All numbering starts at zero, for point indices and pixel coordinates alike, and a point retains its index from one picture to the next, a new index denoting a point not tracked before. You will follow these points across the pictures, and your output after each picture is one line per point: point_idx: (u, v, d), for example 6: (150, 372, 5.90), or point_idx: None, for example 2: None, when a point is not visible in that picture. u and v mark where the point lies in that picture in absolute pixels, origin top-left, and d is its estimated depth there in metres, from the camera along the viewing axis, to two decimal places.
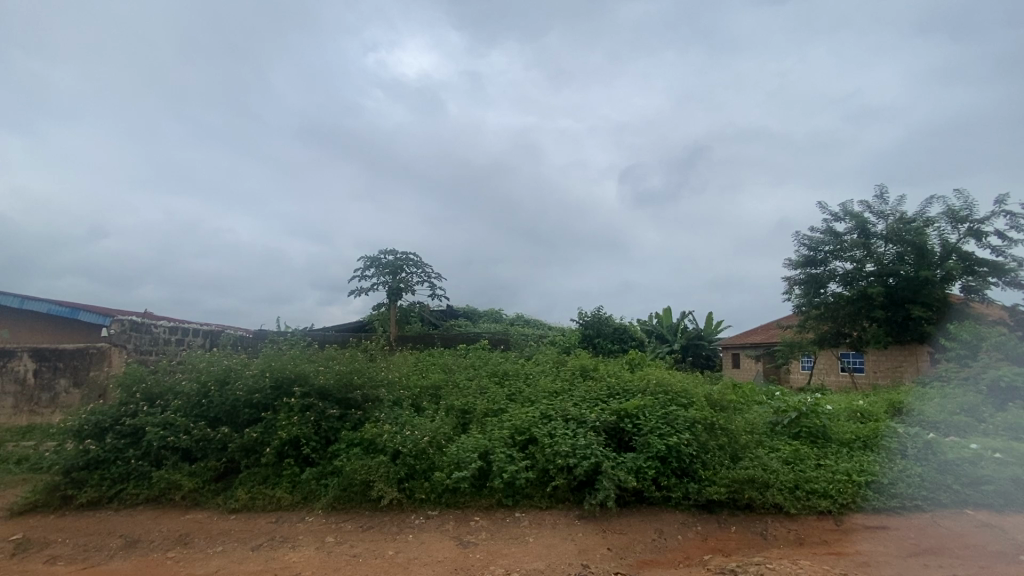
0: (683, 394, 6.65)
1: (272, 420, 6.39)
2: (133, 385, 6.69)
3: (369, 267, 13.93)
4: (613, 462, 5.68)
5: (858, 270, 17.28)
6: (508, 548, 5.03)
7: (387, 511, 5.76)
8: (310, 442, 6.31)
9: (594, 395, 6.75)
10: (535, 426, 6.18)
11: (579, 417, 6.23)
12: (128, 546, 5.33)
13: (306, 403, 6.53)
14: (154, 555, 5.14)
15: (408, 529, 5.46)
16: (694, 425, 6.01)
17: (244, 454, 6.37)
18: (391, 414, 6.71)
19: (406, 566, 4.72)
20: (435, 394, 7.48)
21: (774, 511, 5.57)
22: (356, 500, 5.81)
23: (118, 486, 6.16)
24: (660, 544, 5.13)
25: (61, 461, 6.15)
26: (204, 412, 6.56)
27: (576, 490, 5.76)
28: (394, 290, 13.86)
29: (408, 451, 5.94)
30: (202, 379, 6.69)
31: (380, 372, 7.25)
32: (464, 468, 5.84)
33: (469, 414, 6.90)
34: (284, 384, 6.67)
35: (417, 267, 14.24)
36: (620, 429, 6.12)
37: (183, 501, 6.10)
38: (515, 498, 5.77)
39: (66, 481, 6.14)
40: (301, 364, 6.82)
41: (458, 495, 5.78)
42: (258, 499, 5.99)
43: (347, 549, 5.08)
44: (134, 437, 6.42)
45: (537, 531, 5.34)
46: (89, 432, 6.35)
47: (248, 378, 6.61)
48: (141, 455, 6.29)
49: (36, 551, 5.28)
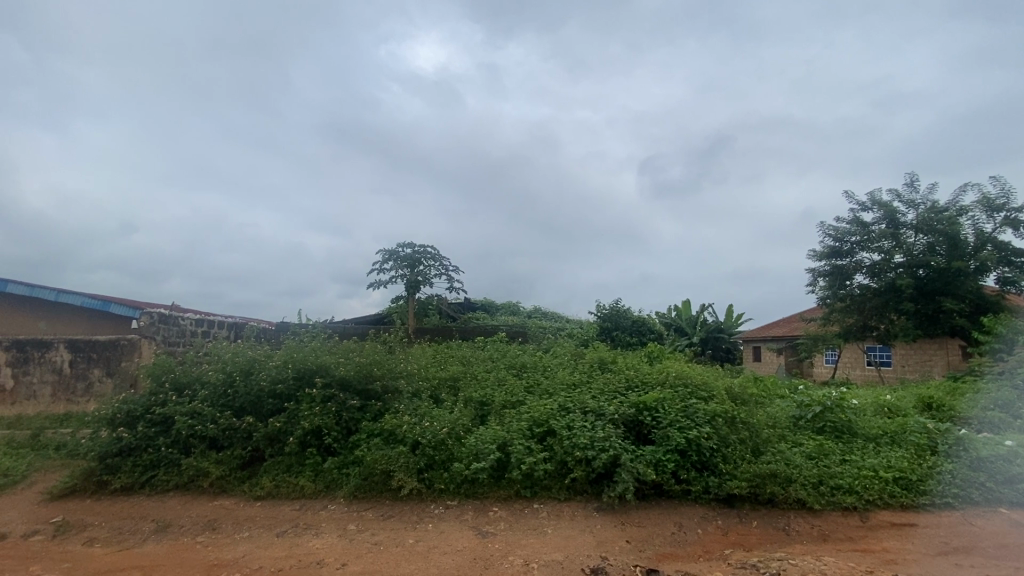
0: (703, 387, 6.59)
1: (294, 410, 6.53)
2: (162, 375, 6.90)
3: (387, 261, 14.05)
4: (632, 454, 5.66)
5: (886, 261, 16.77)
6: (526, 539, 5.05)
7: (406, 500, 5.83)
8: (332, 432, 6.42)
9: (613, 388, 6.73)
10: (553, 419, 6.19)
11: (598, 409, 6.21)
12: (160, 530, 5.52)
13: (328, 393, 6.67)
14: (185, 539, 5.32)
15: (427, 519, 5.52)
16: (715, 418, 5.96)
17: (268, 443, 6.50)
18: (410, 405, 6.80)
19: (426, 554, 4.79)
20: (453, 386, 7.53)
21: (797, 506, 5.49)
22: (377, 489, 5.90)
23: (150, 472, 6.35)
24: (680, 538, 5.10)
25: (95, 448, 6.38)
26: (230, 402, 6.71)
27: (594, 482, 5.76)
28: (412, 283, 13.95)
29: (427, 442, 5.99)
30: (228, 370, 6.87)
31: (399, 364, 7.36)
32: (482, 459, 5.86)
33: (487, 406, 6.93)
34: (306, 375, 6.82)
35: (435, 260, 14.33)
36: (639, 422, 6.08)
37: (211, 488, 6.26)
38: (533, 489, 5.79)
39: (101, 467, 6.36)
40: (322, 356, 6.96)
41: (476, 486, 5.82)
42: (282, 487, 6.11)
43: (369, 537, 5.18)
44: (164, 426, 6.62)
45: (556, 523, 5.35)
46: (122, 420, 6.57)
47: (271, 369, 6.77)
48: (170, 443, 6.48)
49: (75, 534, 5.53)
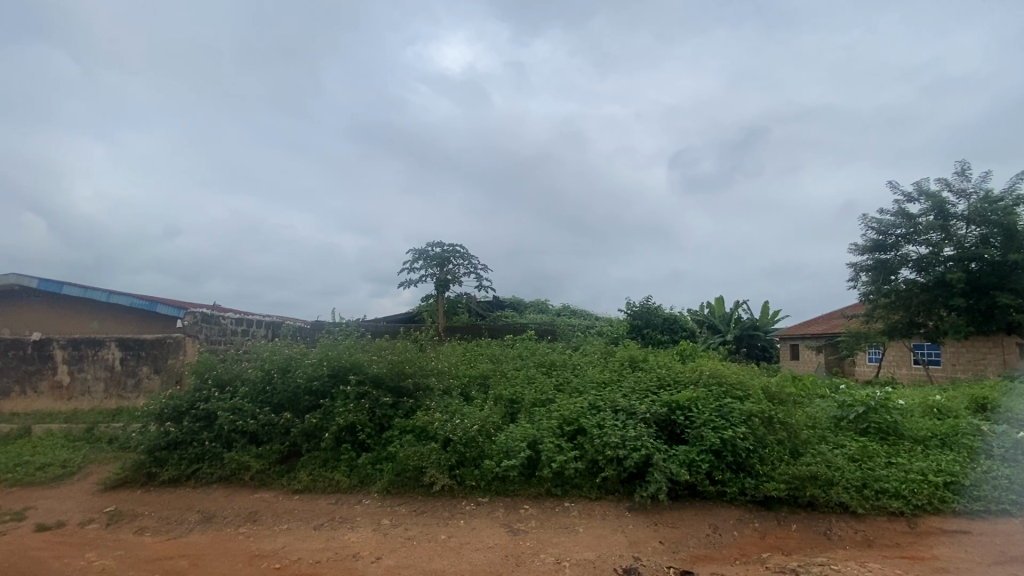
0: (738, 386, 6.42)
1: (329, 407, 6.70)
2: (205, 371, 7.19)
3: (417, 260, 14.23)
4: (665, 454, 5.57)
5: (935, 255, 15.95)
6: (557, 538, 5.04)
7: (438, 496, 5.90)
8: (366, 428, 6.56)
9: (644, 386, 6.64)
10: (583, 417, 6.15)
11: (629, 408, 6.14)
12: (205, 520, 5.77)
13: (362, 390, 6.81)
14: (228, 530, 5.53)
15: (459, 515, 5.58)
16: (751, 418, 5.81)
17: (305, 438, 6.69)
18: (441, 402, 6.89)
19: (459, 550, 4.84)
20: (482, 383, 7.57)
21: (839, 509, 5.30)
22: (410, 485, 5.99)
23: (195, 465, 6.63)
24: (715, 540, 5.00)
25: (145, 441, 6.70)
26: (269, 399, 6.93)
27: (626, 482, 5.70)
28: (441, 282, 14.09)
29: (458, 439, 6.04)
30: (266, 367, 7.10)
31: (430, 362, 7.45)
32: (513, 457, 5.87)
33: (517, 404, 6.94)
34: (340, 372, 6.99)
35: (463, 259, 14.43)
36: (671, 421, 5.97)
37: (252, 481, 6.49)
38: (564, 488, 5.77)
39: (150, 460, 6.68)
40: (356, 354, 7.13)
41: (507, 483, 5.84)
42: (318, 481, 6.28)
43: (402, 531, 5.27)
44: (207, 421, 6.90)
45: (588, 522, 5.32)
46: (169, 415, 6.88)
47: (308, 367, 6.96)
48: (213, 437, 6.74)
49: (127, 523, 5.83)
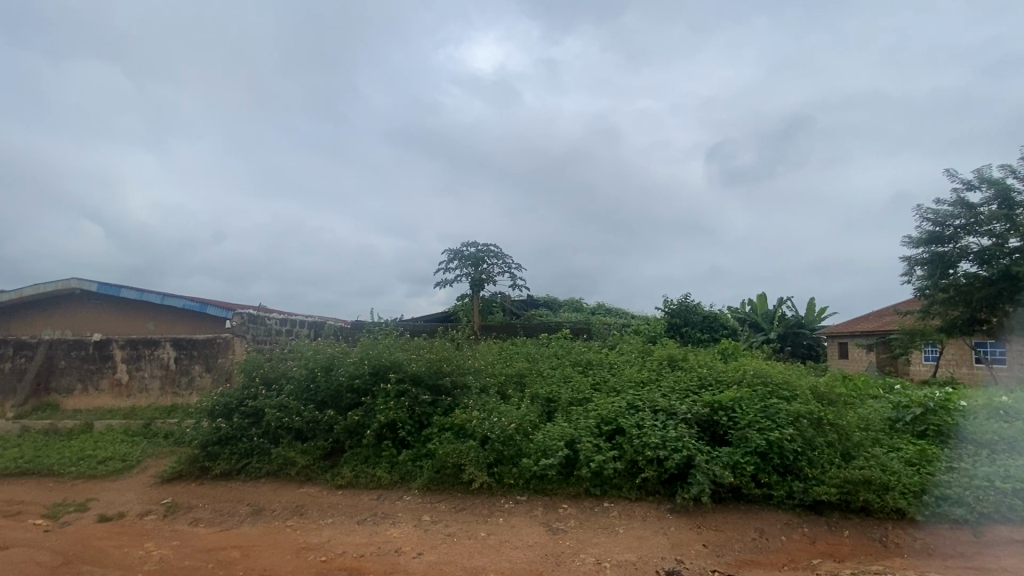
0: (784, 386, 6.19)
1: (371, 404, 6.86)
2: (253, 370, 7.48)
3: (452, 260, 14.37)
4: (707, 455, 5.43)
5: (999, 246, 14.93)
6: (597, 538, 5.00)
7: (477, 494, 5.95)
8: (406, 425, 6.69)
9: (684, 386, 6.50)
10: (622, 417, 6.06)
11: (669, 408, 6.02)
12: (255, 513, 6.01)
13: (401, 388, 6.95)
14: (276, 523, 5.76)
15: (498, 513, 5.61)
16: (799, 420, 5.60)
17: (348, 435, 6.87)
18: (479, 400, 6.94)
19: (498, 548, 4.87)
20: (519, 382, 7.58)
21: (895, 516, 5.04)
22: (449, 482, 6.06)
23: (245, 460, 6.92)
24: (761, 545, 4.85)
25: (198, 437, 7.03)
26: (313, 396, 7.15)
27: (667, 483, 5.60)
28: (476, 282, 14.20)
29: (496, 437, 6.07)
30: (310, 366, 7.33)
31: (467, 360, 7.52)
32: (551, 456, 5.86)
33: (554, 403, 6.91)
34: (380, 370, 7.15)
35: (497, 258, 14.48)
36: (713, 422, 5.82)
37: (298, 476, 6.72)
38: (603, 488, 5.71)
39: (203, 454, 7.01)
40: (395, 353, 7.27)
41: (545, 482, 5.83)
42: (361, 477, 6.44)
43: (443, 528, 5.35)
44: (255, 417, 7.18)
45: (628, 523, 5.25)
46: (220, 411, 7.20)
47: (349, 365, 7.15)
48: (262, 433, 7.01)
49: (183, 514, 6.15)
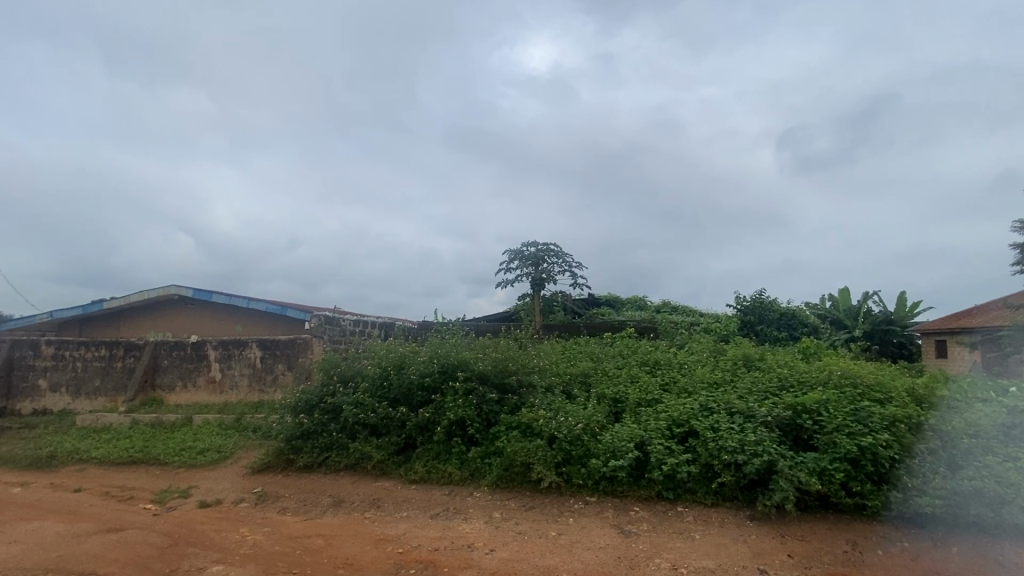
0: (877, 388, 5.73)
1: (440, 402, 7.05)
2: (330, 369, 7.91)
3: (513, 260, 14.47)
4: (791, 461, 5.13)
5: None
6: (673, 543, 4.85)
7: (546, 493, 5.96)
8: (474, 423, 6.82)
9: (762, 387, 6.17)
10: (695, 419, 5.84)
11: (746, 411, 5.74)
12: (336, 504, 6.36)
13: (469, 387, 7.10)
14: (355, 514, 6.06)
15: (568, 513, 5.59)
16: (895, 425, 5.16)
17: (419, 432, 7.11)
18: (545, 399, 6.95)
19: (570, 548, 4.84)
20: (584, 382, 7.52)
21: (1015, 534, 4.53)
22: (518, 480, 6.11)
23: (326, 453, 7.33)
24: (855, 558, 4.51)
25: (284, 431, 7.54)
26: (386, 394, 7.45)
27: (746, 489, 5.34)
28: (537, 281, 14.24)
29: (564, 436, 6.05)
30: (383, 364, 7.65)
31: (532, 359, 7.55)
32: (620, 457, 5.75)
33: (621, 403, 6.79)
34: (449, 369, 7.34)
35: (558, 257, 14.42)
36: (797, 426, 5.48)
37: (374, 470, 7.03)
38: (676, 492, 5.54)
39: (288, 447, 7.50)
40: (462, 352, 7.44)
41: (616, 484, 5.73)
42: (433, 473, 6.64)
43: (513, 526, 5.39)
44: (334, 414, 7.59)
45: (704, 529, 5.07)
46: (302, 407, 7.67)
47: (420, 364, 7.40)
48: (340, 428, 7.41)
49: (272, 502, 6.62)
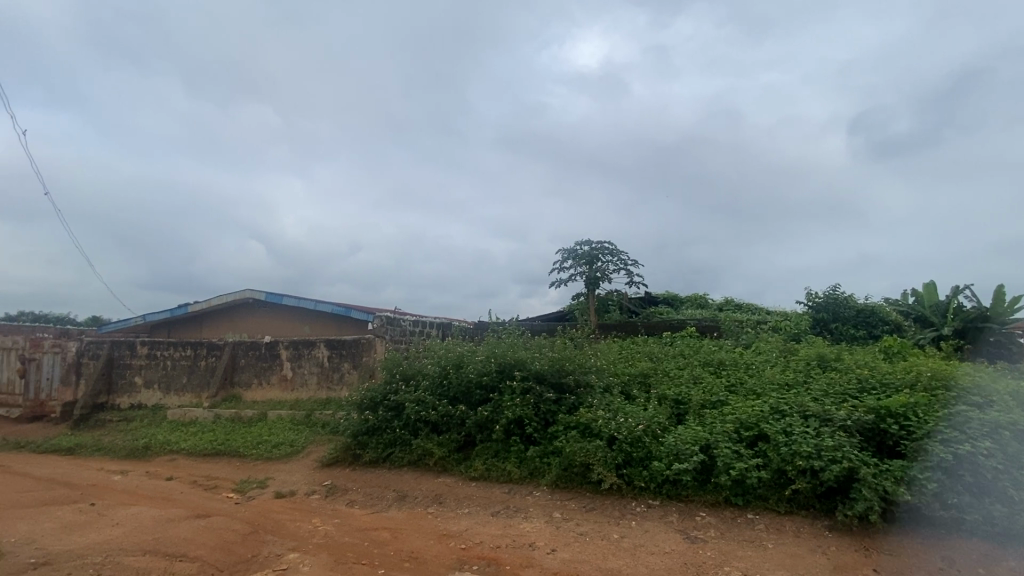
0: (974, 391, 5.23)
1: (498, 401, 7.12)
2: (393, 367, 8.18)
3: (567, 259, 14.37)
4: (874, 469, 4.78)
5: None
6: (743, 551, 4.65)
7: (607, 495, 5.87)
8: (532, 422, 6.83)
9: (839, 389, 5.79)
10: (764, 422, 5.56)
11: (822, 414, 5.40)
12: (400, 498, 6.58)
13: (527, 386, 7.11)
14: (419, 509, 6.24)
15: (630, 516, 5.47)
16: (997, 432, 4.68)
17: (478, 430, 7.21)
18: (603, 400, 6.85)
19: (633, 551, 4.75)
20: (644, 382, 7.35)
21: None
22: (577, 481, 6.06)
23: (389, 449, 7.59)
24: None
25: (351, 426, 7.88)
26: (445, 392, 7.62)
27: (823, 497, 5.03)
28: (592, 280, 14.07)
29: (624, 438, 5.92)
30: (442, 363, 7.82)
31: (589, 359, 7.46)
32: (684, 460, 5.57)
33: (684, 404, 6.57)
34: (506, 368, 7.40)
35: (613, 255, 14.18)
36: (880, 431, 5.10)
37: (435, 466, 7.21)
38: (745, 498, 5.30)
39: (355, 443, 7.82)
40: (519, 351, 7.47)
41: (679, 488, 5.56)
42: (492, 470, 6.72)
43: (574, 526, 5.36)
44: (396, 411, 7.85)
45: (777, 538, 4.82)
46: (367, 404, 7.98)
47: (477, 363, 7.51)
48: (402, 425, 7.65)
49: (341, 495, 6.95)
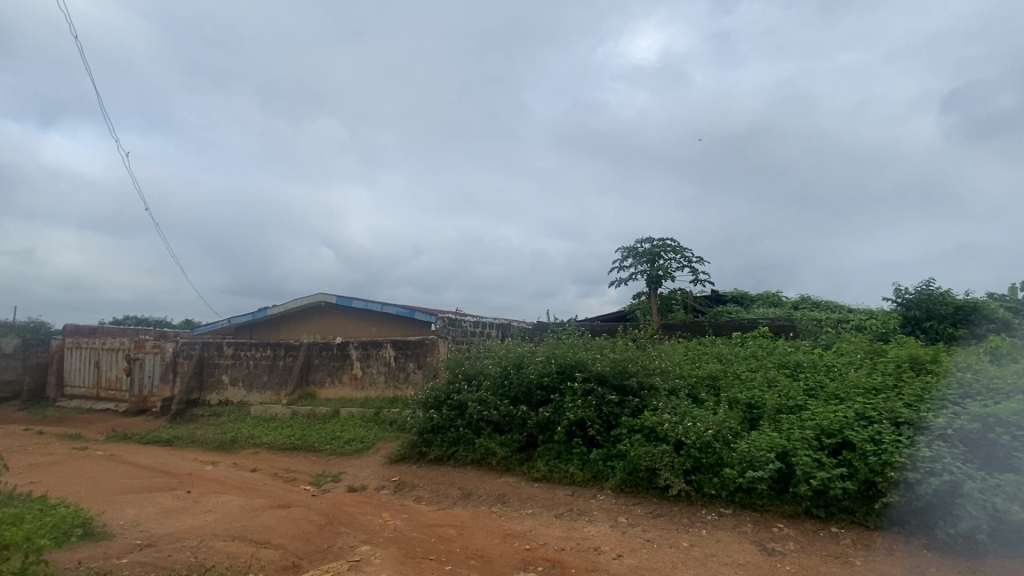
0: None
1: (560, 402, 7.09)
2: (455, 367, 8.34)
3: (627, 258, 14.06)
4: (981, 484, 4.31)
5: None
6: (828, 568, 4.34)
7: (675, 501, 5.68)
8: (595, 424, 6.73)
9: (937, 394, 5.28)
10: (849, 429, 5.16)
11: (917, 421, 4.94)
12: (465, 496, 6.71)
13: (588, 387, 7.02)
14: (483, 508, 6.33)
15: (700, 524, 5.26)
16: None
17: (540, 431, 7.20)
18: (669, 403, 6.64)
19: (704, 561, 4.56)
20: (712, 385, 7.05)
21: None
22: (643, 486, 5.91)
23: (453, 448, 7.76)
24: None
25: (416, 425, 8.12)
26: (506, 392, 7.67)
27: (920, 512, 4.61)
28: (654, 279, 13.68)
29: (692, 443, 5.70)
30: (503, 364, 7.89)
31: (653, 360, 7.26)
32: (758, 468, 5.27)
33: (757, 409, 6.23)
34: (567, 369, 7.35)
35: (676, 252, 13.70)
36: (988, 442, 4.60)
37: (498, 466, 7.28)
38: (828, 510, 4.95)
39: (421, 440, 8.06)
40: (580, 352, 7.39)
41: (754, 497, 5.28)
42: (555, 472, 6.68)
43: (641, 532, 5.22)
44: (459, 410, 8.00)
45: (867, 556, 4.46)
46: (431, 403, 8.19)
47: (538, 364, 7.50)
48: (465, 424, 7.79)
49: (408, 491, 7.18)
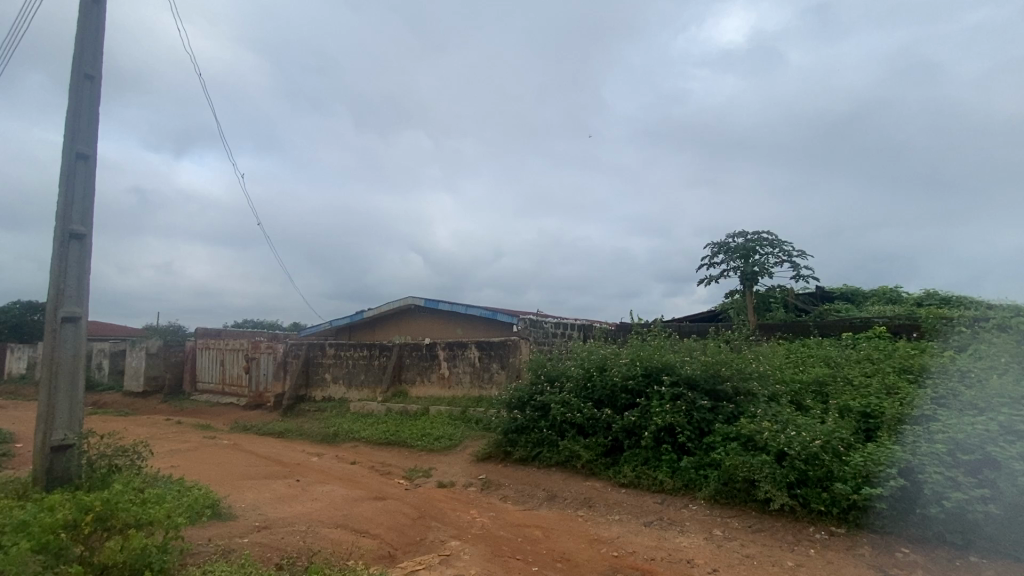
0: None
1: (646, 406, 6.84)
2: (538, 368, 8.36)
3: (717, 254, 13.28)
4: None
5: None
6: None
7: (778, 516, 5.25)
8: (685, 431, 6.40)
9: None
10: (994, 445, 4.46)
11: None
12: (550, 498, 6.69)
13: (676, 391, 6.70)
14: (569, 510, 6.27)
15: (808, 543, 4.82)
16: None
17: (626, 435, 7.00)
18: (769, 410, 6.16)
19: None
20: (819, 392, 6.45)
21: None
22: (741, 498, 5.53)
23: (538, 449, 7.77)
24: None
25: (501, 425, 8.24)
26: (590, 395, 7.54)
27: None
28: (748, 275, 12.80)
29: (796, 454, 5.23)
30: (586, 365, 7.78)
31: (750, 364, 6.78)
32: (877, 485, 4.72)
33: (874, 419, 5.59)
34: (653, 372, 7.08)
35: (773, 246, 12.71)
36: None
37: (583, 469, 7.18)
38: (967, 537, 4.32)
39: (506, 440, 8.16)
40: (667, 355, 7.09)
41: (873, 517, 4.73)
42: (642, 478, 6.46)
43: (739, 548, 4.88)
44: (543, 411, 8.01)
45: None
46: (515, 404, 8.28)
47: (622, 366, 7.30)
48: (549, 426, 7.77)
49: (495, 490, 7.31)
